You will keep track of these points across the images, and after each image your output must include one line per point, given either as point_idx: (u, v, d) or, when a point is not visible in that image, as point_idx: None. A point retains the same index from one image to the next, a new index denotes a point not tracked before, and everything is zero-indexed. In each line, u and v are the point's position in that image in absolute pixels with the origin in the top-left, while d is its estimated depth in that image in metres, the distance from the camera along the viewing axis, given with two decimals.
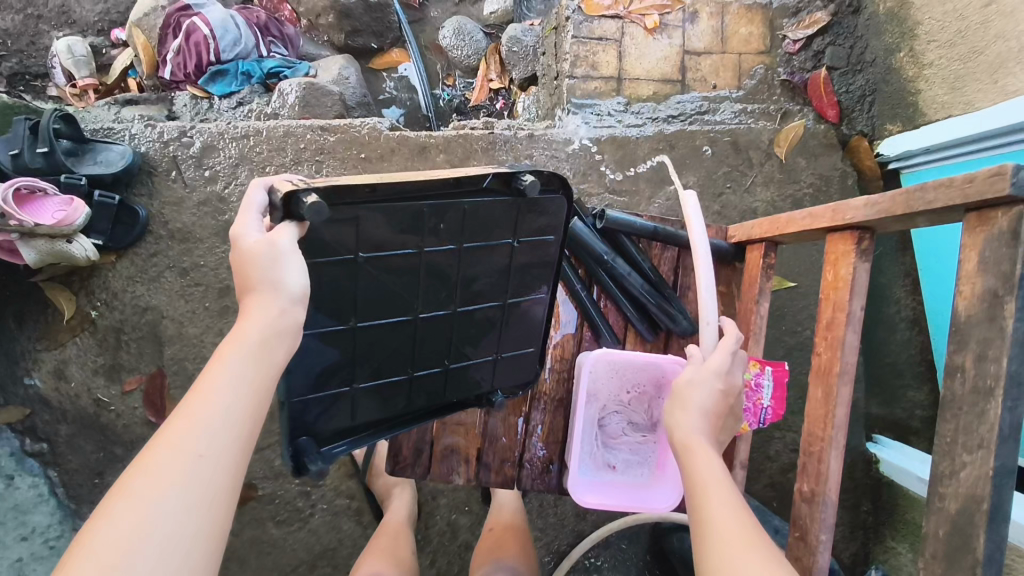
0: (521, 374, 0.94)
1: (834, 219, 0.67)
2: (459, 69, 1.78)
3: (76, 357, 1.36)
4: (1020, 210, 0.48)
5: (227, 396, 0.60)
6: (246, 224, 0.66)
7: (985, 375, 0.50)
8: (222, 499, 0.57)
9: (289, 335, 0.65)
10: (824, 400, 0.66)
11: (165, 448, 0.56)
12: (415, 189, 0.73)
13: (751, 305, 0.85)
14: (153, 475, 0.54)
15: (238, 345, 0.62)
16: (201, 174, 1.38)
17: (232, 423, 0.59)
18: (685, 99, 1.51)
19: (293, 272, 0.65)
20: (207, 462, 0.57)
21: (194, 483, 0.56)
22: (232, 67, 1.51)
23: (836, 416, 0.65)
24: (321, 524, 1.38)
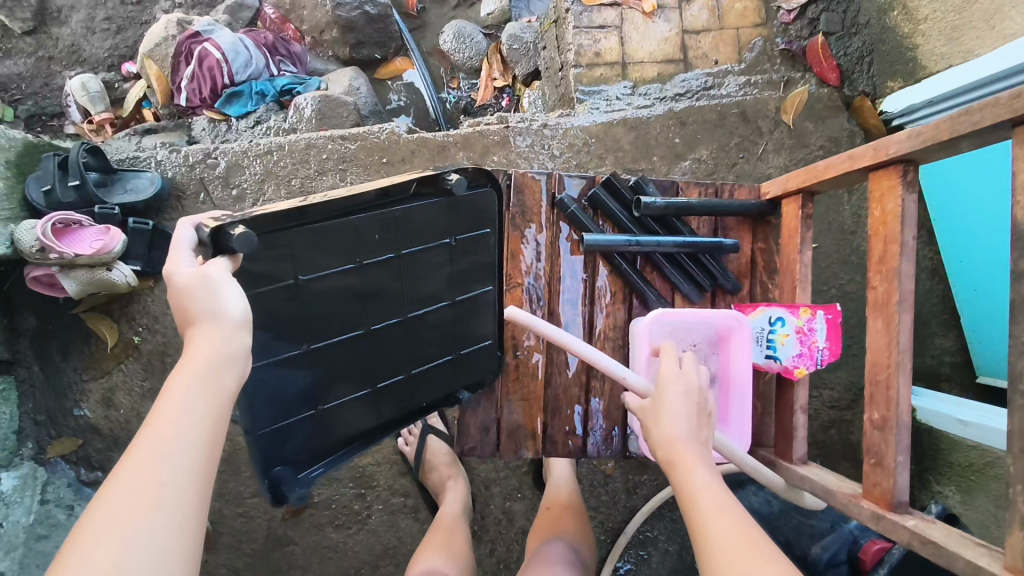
0: (480, 368, 0.97)
1: (876, 157, 0.71)
2: (463, 71, 1.82)
3: (123, 383, 1.38)
4: None
5: (184, 423, 0.60)
6: (177, 261, 0.67)
7: None
8: (192, 524, 0.57)
9: (238, 360, 0.65)
10: (887, 328, 0.69)
11: (123, 480, 0.55)
12: (344, 205, 0.77)
13: (794, 255, 0.88)
14: (117, 511, 0.54)
15: (185, 375, 0.62)
16: (228, 193, 1.41)
17: (190, 449, 0.59)
18: (689, 77, 1.55)
19: (232, 297, 0.66)
20: (170, 488, 0.56)
21: (162, 512, 0.55)
22: (247, 88, 1.54)
23: (901, 342, 0.68)
24: (379, 524, 1.40)
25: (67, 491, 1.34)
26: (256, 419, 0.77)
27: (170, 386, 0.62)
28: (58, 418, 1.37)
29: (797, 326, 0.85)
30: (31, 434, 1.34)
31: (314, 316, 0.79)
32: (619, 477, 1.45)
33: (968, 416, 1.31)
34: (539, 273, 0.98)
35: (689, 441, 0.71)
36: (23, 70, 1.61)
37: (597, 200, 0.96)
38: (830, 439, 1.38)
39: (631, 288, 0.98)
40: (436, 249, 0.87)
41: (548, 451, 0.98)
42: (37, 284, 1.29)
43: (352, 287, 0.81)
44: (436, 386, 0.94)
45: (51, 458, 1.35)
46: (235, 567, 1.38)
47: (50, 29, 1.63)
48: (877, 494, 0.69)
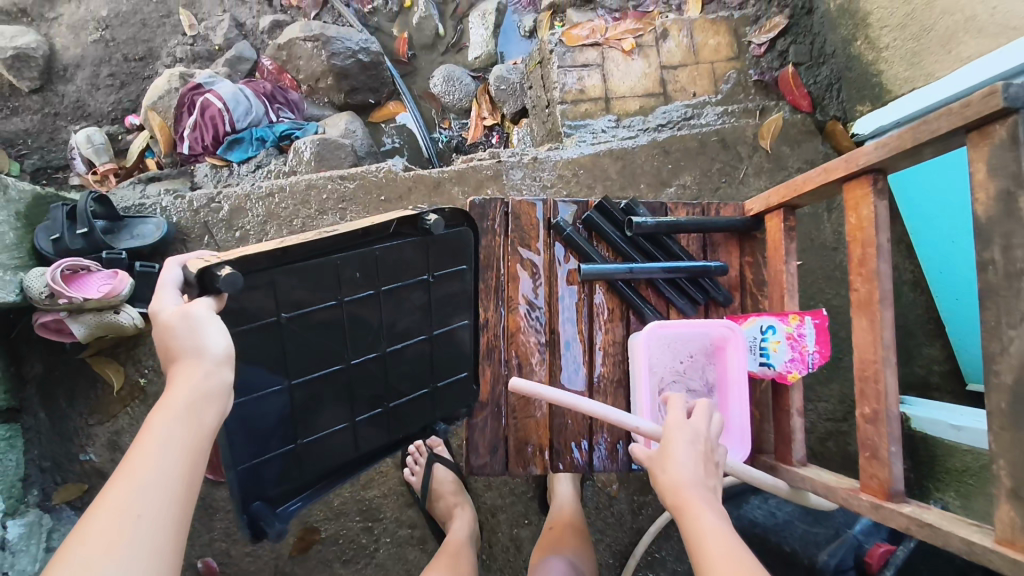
0: (459, 399, 1.01)
1: (849, 169, 0.76)
2: (454, 112, 1.90)
3: (130, 425, 1.39)
4: (1015, 118, 0.56)
5: (163, 457, 0.63)
6: (163, 300, 0.71)
7: (1013, 259, 0.56)
8: (167, 557, 0.60)
9: (217, 398, 0.69)
10: (871, 327, 0.73)
11: (98, 513, 0.58)
12: (324, 247, 0.81)
13: (779, 268, 0.93)
14: (92, 542, 0.56)
15: (163, 409, 0.66)
16: (232, 236, 1.45)
17: (168, 482, 0.62)
18: (670, 109, 1.63)
19: (212, 335, 0.70)
20: (145, 520, 0.59)
21: (136, 544, 0.58)
22: (248, 134, 1.61)
23: (884, 339, 0.72)
24: (387, 557, 1.39)
25: None
26: (236, 454, 0.79)
27: (150, 422, 0.65)
28: (64, 463, 1.37)
29: (787, 333, 0.89)
30: (37, 481, 1.35)
31: (291, 352, 0.83)
32: (624, 499, 1.47)
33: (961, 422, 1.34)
34: (538, 294, 1.02)
35: (695, 484, 0.72)
36: (29, 126, 1.67)
37: (591, 223, 1.01)
38: (828, 451, 1.40)
39: (628, 306, 1.02)
40: (415, 285, 0.92)
41: (556, 467, 1.00)
42: (47, 331, 1.32)
43: (325, 323, 0.85)
44: (415, 417, 0.98)
45: (56, 504, 1.35)
46: None
47: (56, 87, 1.70)
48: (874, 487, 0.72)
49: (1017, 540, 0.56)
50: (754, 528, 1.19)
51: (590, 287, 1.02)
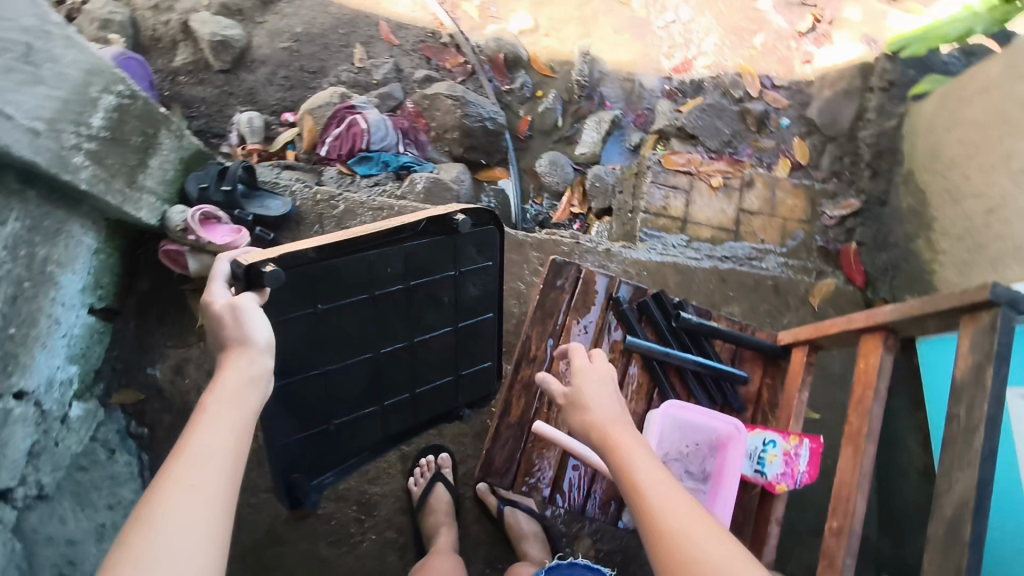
0: (472, 393, 1.31)
1: (868, 321, 0.91)
2: (549, 192, 2.14)
3: (197, 358, 1.58)
4: (998, 310, 0.71)
5: (215, 424, 0.76)
6: (217, 294, 0.90)
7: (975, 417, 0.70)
8: (221, 503, 0.69)
9: (259, 381, 0.83)
10: (855, 454, 0.86)
11: (169, 466, 0.69)
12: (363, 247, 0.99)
13: (793, 393, 1.07)
14: (163, 487, 0.67)
15: (218, 390, 0.79)
16: (338, 231, 1.68)
17: (221, 444, 0.74)
18: (737, 246, 1.82)
19: (258, 327, 0.87)
20: (206, 471, 0.70)
21: (195, 488, 0.68)
22: (377, 156, 1.88)
23: (863, 467, 0.85)
24: (368, 552, 1.49)
25: (115, 436, 1.51)
26: (281, 429, 1.04)
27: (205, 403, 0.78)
28: (133, 370, 1.56)
29: (785, 449, 1.01)
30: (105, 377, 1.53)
31: (331, 339, 1.05)
32: None
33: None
34: None
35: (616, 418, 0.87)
36: (207, 96, 1.99)
37: (645, 306, 1.18)
38: None
39: (654, 385, 1.17)
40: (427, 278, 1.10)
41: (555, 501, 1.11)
42: (166, 258, 1.56)
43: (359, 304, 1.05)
44: (434, 404, 1.25)
45: (112, 403, 1.54)
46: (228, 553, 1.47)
47: (240, 73, 2.03)
48: None
49: None
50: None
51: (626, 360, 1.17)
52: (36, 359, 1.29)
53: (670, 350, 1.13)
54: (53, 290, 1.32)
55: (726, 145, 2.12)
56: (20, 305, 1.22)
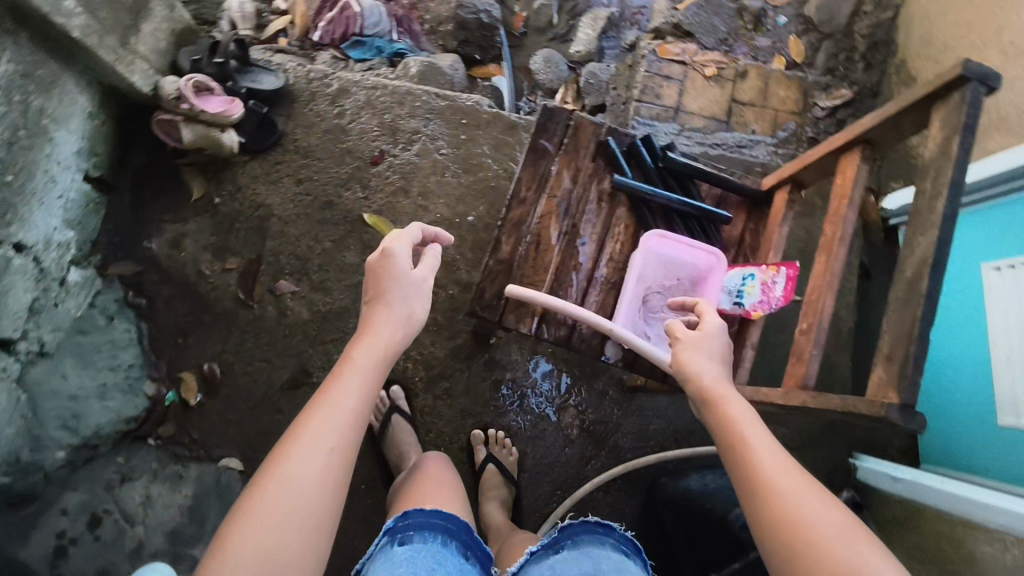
0: None
1: (847, 139, 0.93)
2: (542, 90, 2.15)
3: (194, 232, 1.60)
4: (943, 117, 0.75)
5: (335, 420, 0.78)
6: (397, 244, 0.97)
7: (931, 215, 0.71)
8: (334, 490, 0.75)
9: (401, 334, 0.91)
10: (835, 225, 0.90)
11: (295, 439, 0.76)
12: (386, 271, 0.95)
13: (775, 229, 1.10)
14: (297, 458, 0.74)
15: (365, 349, 0.87)
16: (331, 109, 1.69)
17: (350, 423, 0.79)
18: (727, 135, 1.86)
19: (417, 302, 0.94)
20: (327, 455, 0.76)
21: (321, 466, 0.75)
22: (371, 42, 1.87)
23: (843, 231, 0.89)
24: (361, 420, 1.57)
25: (114, 304, 1.52)
26: None
27: (339, 375, 0.84)
28: (131, 243, 1.58)
29: (763, 279, 1.04)
30: (103, 249, 1.55)
31: None
32: (579, 446, 1.63)
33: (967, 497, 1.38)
34: (590, 241, 1.15)
35: (718, 377, 0.82)
36: None
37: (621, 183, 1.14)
38: None
39: (670, 262, 1.12)
40: None
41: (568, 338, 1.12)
42: (159, 128, 1.54)
43: None
44: None
45: (111, 274, 1.55)
46: (227, 419, 1.54)
47: None
48: (798, 364, 0.88)
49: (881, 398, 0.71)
50: (690, 494, 1.40)
51: (605, 204, 1.16)
52: (33, 214, 1.28)
53: (653, 189, 1.13)
54: (48, 146, 1.30)
55: (722, 42, 2.07)
56: (12, 158, 1.18)
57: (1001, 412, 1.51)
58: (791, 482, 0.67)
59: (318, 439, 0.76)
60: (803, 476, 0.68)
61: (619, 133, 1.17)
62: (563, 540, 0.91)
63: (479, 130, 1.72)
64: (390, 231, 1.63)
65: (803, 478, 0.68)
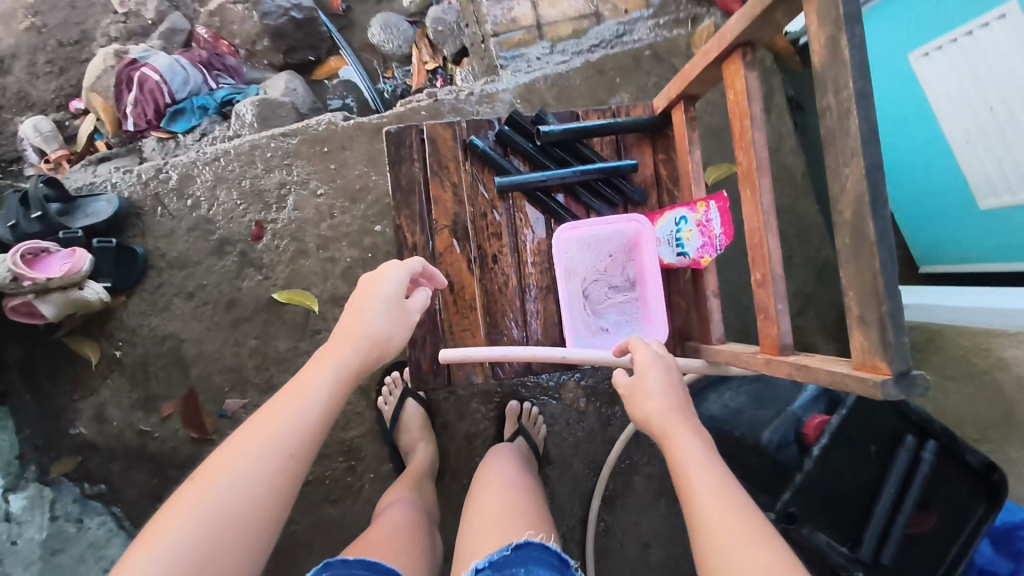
0: None
1: (721, 47, 0.78)
2: (395, 60, 1.89)
3: (111, 398, 1.48)
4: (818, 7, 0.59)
5: (289, 429, 0.76)
6: (392, 267, 0.92)
7: (847, 140, 0.58)
8: (270, 492, 0.72)
9: (368, 353, 0.86)
10: (748, 153, 0.77)
11: (250, 436, 0.74)
12: (377, 286, 0.90)
13: (686, 156, 0.95)
14: (242, 451, 0.72)
15: (331, 362, 0.83)
16: (184, 204, 1.50)
17: (301, 434, 0.76)
18: (602, 29, 1.61)
19: (391, 324, 0.89)
20: (271, 455, 0.73)
21: (263, 465, 0.72)
22: (189, 105, 1.63)
23: (759, 158, 0.75)
24: (373, 491, 1.51)
25: (74, 506, 1.44)
26: None
27: (305, 386, 0.80)
28: (56, 438, 1.47)
29: (697, 221, 0.90)
30: (33, 458, 1.44)
31: None
32: (593, 414, 1.56)
33: (975, 303, 1.31)
34: (503, 253, 1.01)
35: (667, 412, 0.78)
36: None
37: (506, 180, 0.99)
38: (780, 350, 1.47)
39: (594, 243, 1.00)
40: None
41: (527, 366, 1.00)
42: (18, 314, 1.35)
43: None
44: None
45: (55, 478, 1.45)
46: None
47: None
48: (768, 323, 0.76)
49: (867, 362, 0.60)
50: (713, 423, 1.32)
51: (498, 209, 1.01)
52: None
53: (544, 173, 0.98)
54: None
55: None
56: None
57: (980, 196, 1.39)
58: (733, 536, 0.65)
59: (265, 440, 0.74)
60: (743, 532, 0.64)
61: (482, 121, 1.02)
62: (513, 566, 0.78)
63: (345, 151, 1.52)
64: (308, 299, 1.47)
65: (750, 526, 0.65)
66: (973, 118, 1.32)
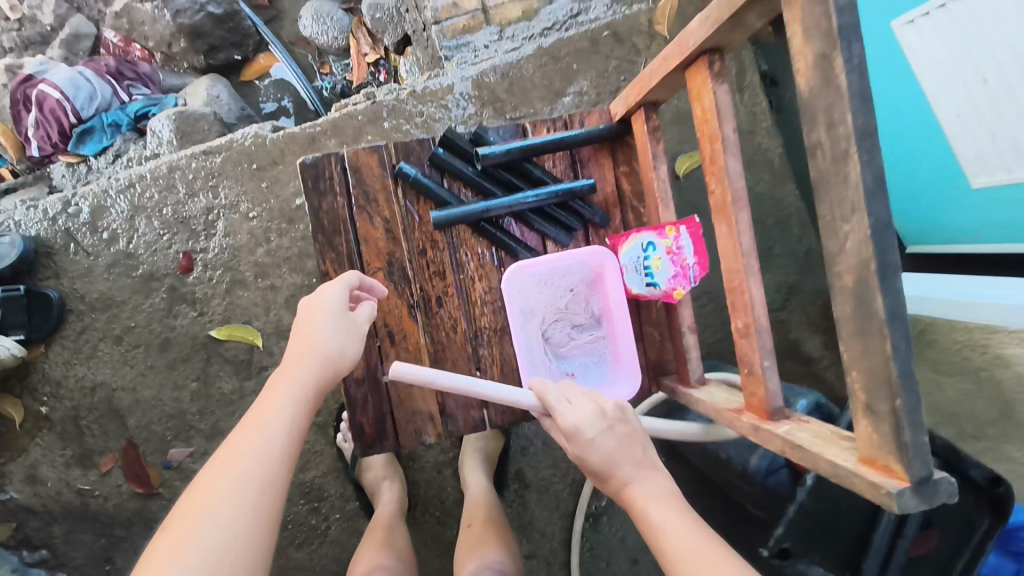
0: None
1: (682, 53, 0.66)
2: (331, 53, 1.70)
3: (43, 457, 1.33)
4: (803, 19, 0.47)
5: (247, 473, 0.61)
6: (330, 284, 0.79)
7: (845, 189, 0.46)
8: (238, 558, 0.56)
9: (325, 372, 0.72)
10: (721, 184, 0.64)
11: (197, 495, 0.59)
12: (316, 303, 0.77)
13: (650, 174, 0.82)
14: (189, 515, 0.57)
15: (285, 388, 0.69)
16: (99, 238, 1.35)
17: (262, 477, 0.61)
18: (555, 8, 1.44)
19: (348, 335, 0.75)
20: (228, 508, 0.58)
21: (223, 526, 0.57)
22: (98, 123, 1.45)
23: (734, 189, 0.63)
24: (340, 532, 1.41)
25: None
26: None
27: (254, 422, 0.65)
28: None
29: (667, 248, 0.78)
30: None
31: None
32: None
33: (971, 296, 1.21)
34: (449, 294, 0.88)
35: (618, 465, 0.67)
36: None
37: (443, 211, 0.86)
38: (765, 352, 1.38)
39: (552, 276, 0.87)
40: None
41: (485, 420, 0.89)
42: None
43: None
44: None
45: None
46: None
47: None
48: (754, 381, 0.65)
49: (878, 459, 0.48)
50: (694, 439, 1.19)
51: (440, 244, 0.88)
52: None
53: (488, 202, 0.85)
54: None
55: None
56: None
57: (972, 174, 1.27)
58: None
59: (218, 493, 0.59)
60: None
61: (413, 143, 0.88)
62: None
63: (277, 167, 1.36)
64: (251, 335, 1.34)
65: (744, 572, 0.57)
66: (963, 90, 1.20)
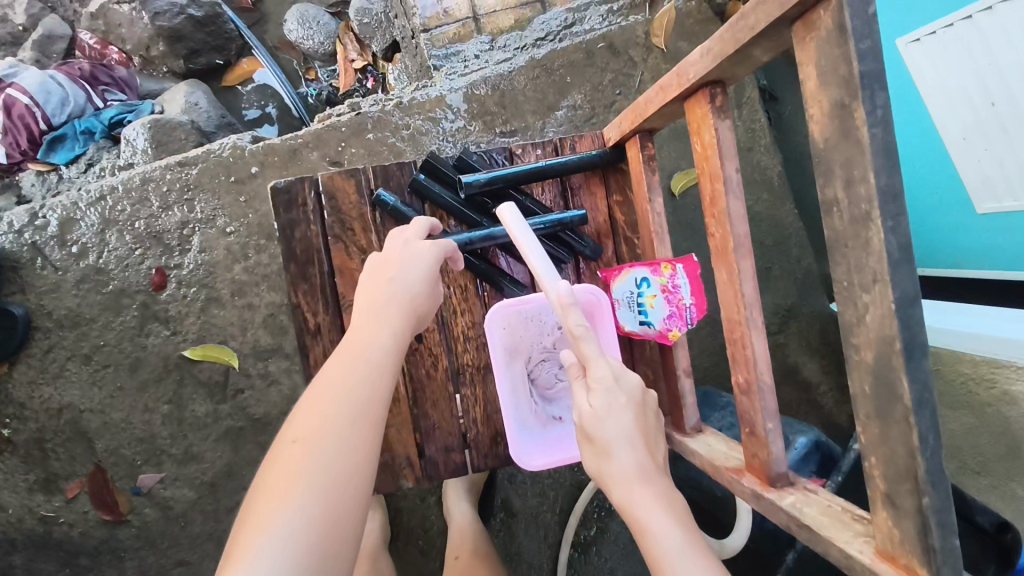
0: None
1: (682, 83, 0.61)
2: (317, 59, 1.65)
3: (5, 482, 1.27)
4: (821, 61, 0.41)
5: (341, 418, 0.54)
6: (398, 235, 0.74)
7: (867, 256, 0.40)
8: (346, 507, 0.50)
9: (406, 318, 0.66)
10: (721, 228, 0.59)
11: (286, 444, 0.53)
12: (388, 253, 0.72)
13: (644, 206, 0.77)
14: (280, 465, 0.51)
15: (361, 332, 0.63)
16: (68, 252, 1.28)
17: (359, 420, 0.55)
18: (548, 18, 1.39)
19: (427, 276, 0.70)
20: (318, 451, 0.52)
21: (322, 473, 0.51)
22: (69, 130, 1.39)
23: (737, 236, 0.58)
24: None
25: None
26: None
27: (334, 367, 0.59)
28: None
29: (661, 286, 0.73)
30: None
31: None
32: None
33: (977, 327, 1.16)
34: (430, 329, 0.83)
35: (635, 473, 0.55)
36: None
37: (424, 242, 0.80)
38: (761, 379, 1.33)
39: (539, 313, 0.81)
40: None
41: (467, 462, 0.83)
42: None
43: None
44: None
45: None
46: None
47: None
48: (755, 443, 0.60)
49: (898, 555, 0.43)
50: None
51: None
52: None
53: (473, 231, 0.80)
54: None
55: None
56: None
57: (977, 200, 1.22)
58: None
59: (308, 438, 0.53)
60: None
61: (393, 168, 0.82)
62: None
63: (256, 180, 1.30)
64: (226, 355, 1.28)
65: None
66: (971, 113, 1.15)
